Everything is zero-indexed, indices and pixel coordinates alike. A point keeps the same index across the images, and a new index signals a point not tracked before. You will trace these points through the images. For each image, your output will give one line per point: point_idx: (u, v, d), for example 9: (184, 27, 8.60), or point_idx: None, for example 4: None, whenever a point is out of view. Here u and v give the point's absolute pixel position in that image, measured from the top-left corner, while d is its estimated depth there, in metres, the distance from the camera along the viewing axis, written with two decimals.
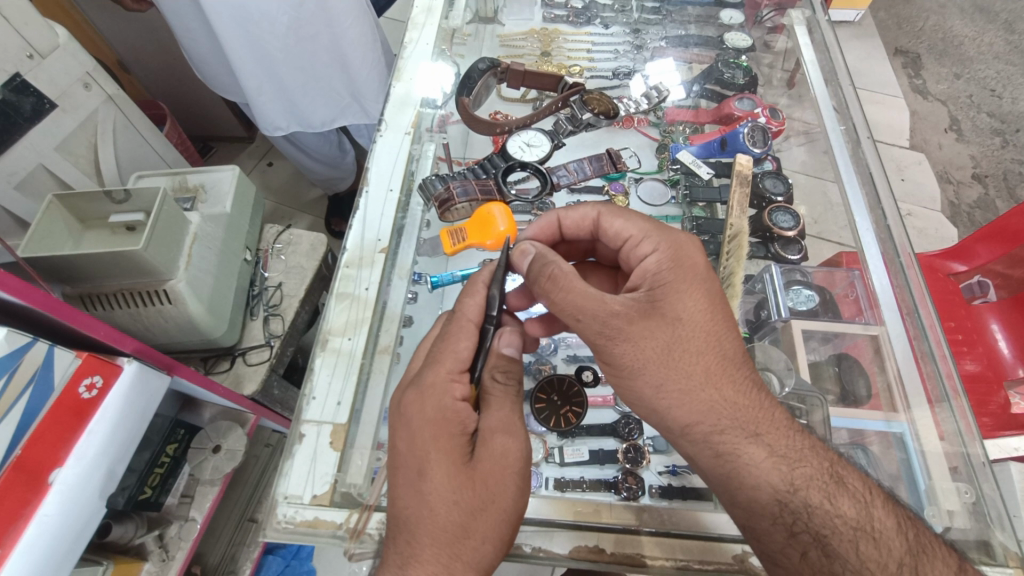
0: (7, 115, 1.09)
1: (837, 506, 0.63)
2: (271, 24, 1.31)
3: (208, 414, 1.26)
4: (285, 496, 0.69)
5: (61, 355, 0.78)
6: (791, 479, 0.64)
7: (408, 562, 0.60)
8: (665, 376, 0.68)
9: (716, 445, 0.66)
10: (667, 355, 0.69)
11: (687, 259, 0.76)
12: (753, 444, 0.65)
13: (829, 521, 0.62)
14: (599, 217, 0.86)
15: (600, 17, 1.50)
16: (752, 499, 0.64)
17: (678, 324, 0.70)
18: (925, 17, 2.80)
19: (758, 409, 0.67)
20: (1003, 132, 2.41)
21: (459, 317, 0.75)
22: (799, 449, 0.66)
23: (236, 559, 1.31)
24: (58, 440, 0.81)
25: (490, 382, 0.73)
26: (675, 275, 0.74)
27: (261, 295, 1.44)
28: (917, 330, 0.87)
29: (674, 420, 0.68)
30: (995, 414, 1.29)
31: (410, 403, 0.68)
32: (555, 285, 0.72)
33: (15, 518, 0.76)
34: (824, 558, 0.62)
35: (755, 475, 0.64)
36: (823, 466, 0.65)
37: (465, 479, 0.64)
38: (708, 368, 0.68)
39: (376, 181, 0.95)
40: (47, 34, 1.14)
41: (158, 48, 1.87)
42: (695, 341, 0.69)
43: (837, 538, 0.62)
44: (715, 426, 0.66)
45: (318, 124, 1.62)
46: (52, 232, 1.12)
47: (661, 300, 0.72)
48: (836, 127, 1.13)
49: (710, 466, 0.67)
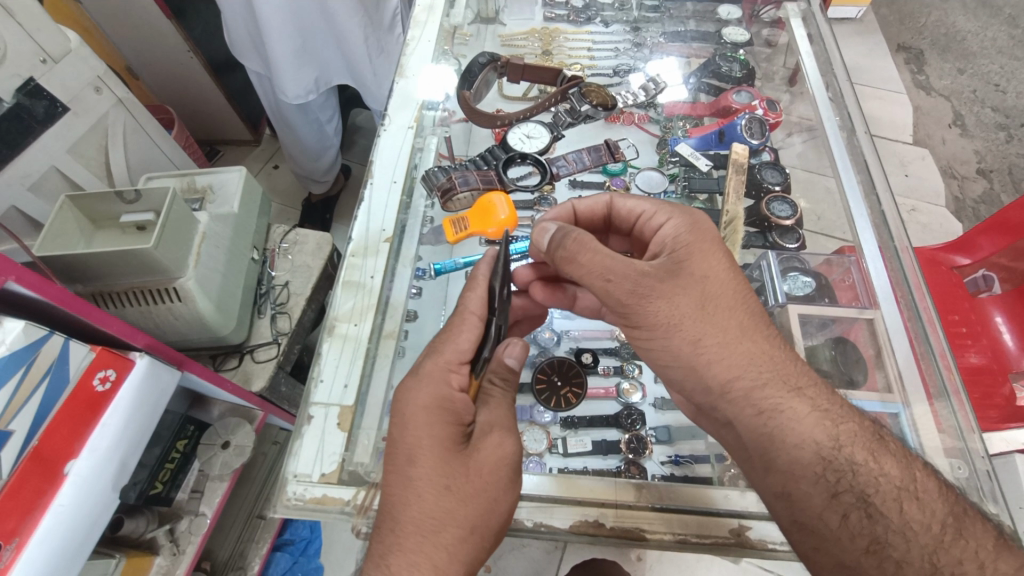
0: (21, 118, 1.12)
1: (881, 466, 0.62)
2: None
3: (217, 410, 1.28)
4: (295, 475, 0.71)
5: (76, 349, 0.81)
6: (836, 435, 0.64)
7: (392, 549, 0.61)
8: (701, 330, 0.69)
9: (757, 402, 0.66)
10: (700, 311, 0.70)
11: (702, 226, 0.78)
12: (795, 398, 0.66)
13: (873, 480, 0.62)
14: (611, 201, 0.89)
15: (600, 16, 1.52)
16: (794, 460, 0.64)
17: (705, 282, 0.72)
18: (928, 13, 2.80)
19: (792, 364, 0.69)
20: (1008, 126, 2.41)
21: (463, 310, 0.77)
22: (839, 406, 0.67)
23: (245, 555, 1.33)
24: (74, 432, 0.83)
25: (489, 386, 0.76)
26: (693, 237, 0.76)
27: (268, 294, 1.46)
28: (911, 312, 0.89)
29: (712, 378, 0.68)
30: (1000, 406, 1.29)
31: (409, 388, 0.70)
32: (581, 247, 0.74)
33: (32, 507, 0.78)
34: (866, 520, 0.61)
35: (798, 431, 0.64)
36: (862, 425, 0.65)
37: (460, 468, 0.66)
38: (740, 323, 0.70)
39: (381, 173, 0.97)
40: (60, 39, 1.17)
41: (166, 54, 1.91)
42: (724, 298, 0.71)
43: (880, 497, 0.61)
44: (756, 381, 0.67)
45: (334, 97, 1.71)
46: (65, 232, 1.15)
47: (685, 261, 0.74)
48: (831, 117, 1.15)
49: (751, 424, 0.66)
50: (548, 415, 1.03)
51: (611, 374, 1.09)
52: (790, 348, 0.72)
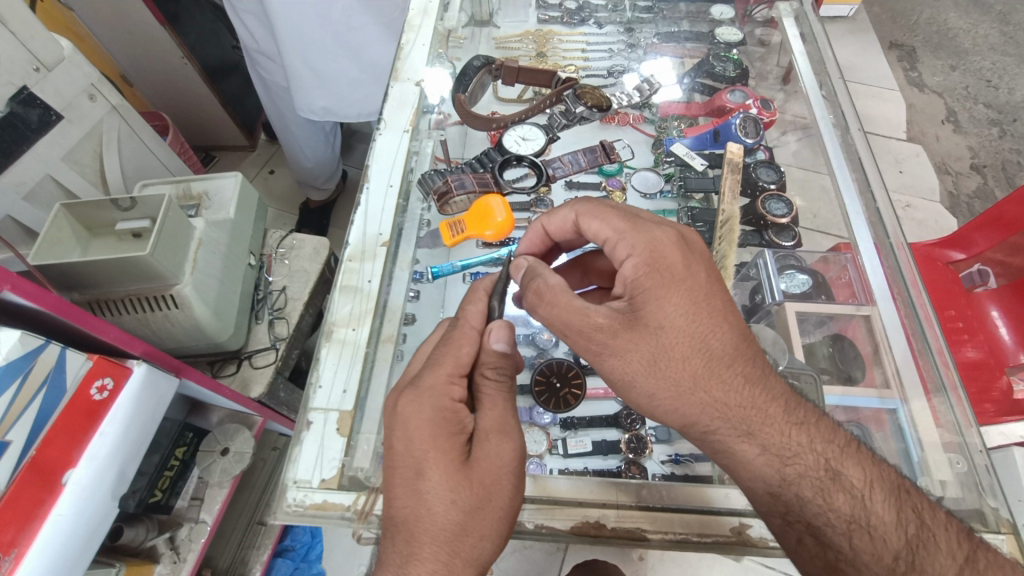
0: (15, 126, 1.12)
1: (831, 501, 0.63)
2: (341, 9, 1.42)
3: (216, 417, 1.27)
4: (295, 481, 0.71)
5: (73, 357, 0.80)
6: (784, 473, 0.65)
7: (407, 559, 0.62)
8: (653, 382, 0.70)
9: (712, 442, 0.69)
10: (652, 365, 0.70)
11: (662, 260, 0.73)
12: (745, 441, 0.66)
13: (823, 515, 0.63)
14: (576, 219, 0.85)
15: (593, 17, 1.53)
16: (748, 490, 0.68)
17: (660, 333, 0.70)
18: (920, 11, 2.82)
19: (750, 405, 0.67)
20: (1000, 122, 2.42)
21: (464, 324, 0.78)
22: (795, 443, 0.66)
23: (247, 562, 1.31)
24: (72, 441, 0.82)
25: (482, 380, 0.74)
26: (651, 280, 0.72)
27: (265, 299, 1.46)
28: (907, 308, 0.89)
29: (671, 419, 0.71)
30: (997, 400, 1.30)
31: (408, 401, 0.68)
32: (540, 299, 0.76)
33: (31, 517, 0.77)
34: (819, 545, 0.64)
35: (747, 469, 0.66)
36: (818, 460, 0.65)
37: (461, 479, 0.65)
38: (694, 372, 0.68)
39: (377, 177, 0.97)
40: (53, 47, 1.16)
41: (160, 60, 1.91)
42: (679, 347, 0.69)
43: (831, 529, 0.63)
44: (707, 427, 0.68)
45: (351, 108, 1.68)
46: (61, 240, 1.14)
47: (641, 310, 0.71)
48: (826, 116, 1.15)
49: (710, 457, 0.71)
50: (548, 417, 1.03)
51: None
52: (761, 376, 0.69)
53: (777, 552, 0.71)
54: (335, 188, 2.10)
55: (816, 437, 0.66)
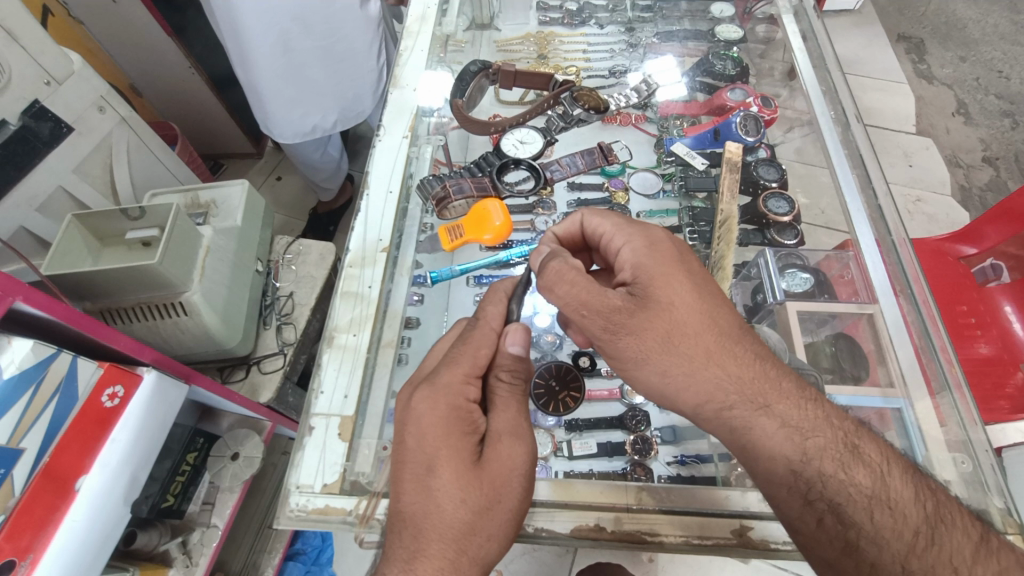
0: (27, 140, 1.14)
1: (852, 476, 0.63)
2: (278, 34, 1.44)
3: (226, 422, 1.29)
4: (297, 485, 0.72)
5: (84, 366, 0.82)
6: (805, 447, 0.64)
7: (414, 556, 0.62)
8: (669, 361, 0.68)
9: (729, 421, 0.67)
10: (666, 343, 0.68)
11: (660, 246, 0.76)
12: (763, 416, 0.65)
13: (844, 490, 0.62)
14: (582, 221, 0.86)
15: (594, 18, 1.53)
16: (768, 470, 0.66)
17: (671, 310, 0.69)
18: (928, 2, 2.78)
19: (762, 378, 0.67)
20: (1013, 113, 2.38)
21: (484, 323, 0.78)
22: (810, 417, 0.66)
23: (258, 564, 1.34)
24: (84, 448, 0.84)
25: (495, 382, 0.75)
26: (653, 261, 0.74)
27: (273, 305, 1.47)
28: (911, 307, 0.89)
29: (683, 402, 0.69)
30: (1011, 396, 1.28)
31: (423, 398, 0.69)
32: (558, 278, 0.73)
33: (45, 524, 0.79)
34: (839, 524, 0.62)
35: (767, 446, 0.65)
36: (835, 434, 0.65)
37: (472, 478, 0.65)
38: (708, 348, 0.68)
39: (377, 183, 0.98)
40: (63, 62, 1.19)
41: (167, 71, 1.94)
42: (691, 324, 0.69)
43: (852, 506, 0.62)
44: (724, 403, 0.67)
45: (300, 131, 1.70)
46: (72, 251, 1.17)
47: (651, 290, 0.71)
48: (825, 112, 1.15)
49: (726, 439, 0.69)
50: (551, 419, 1.03)
51: (614, 376, 1.09)
52: (770, 357, 0.70)
53: (778, 555, 0.71)
54: (338, 190, 2.11)
55: (832, 413, 0.67)
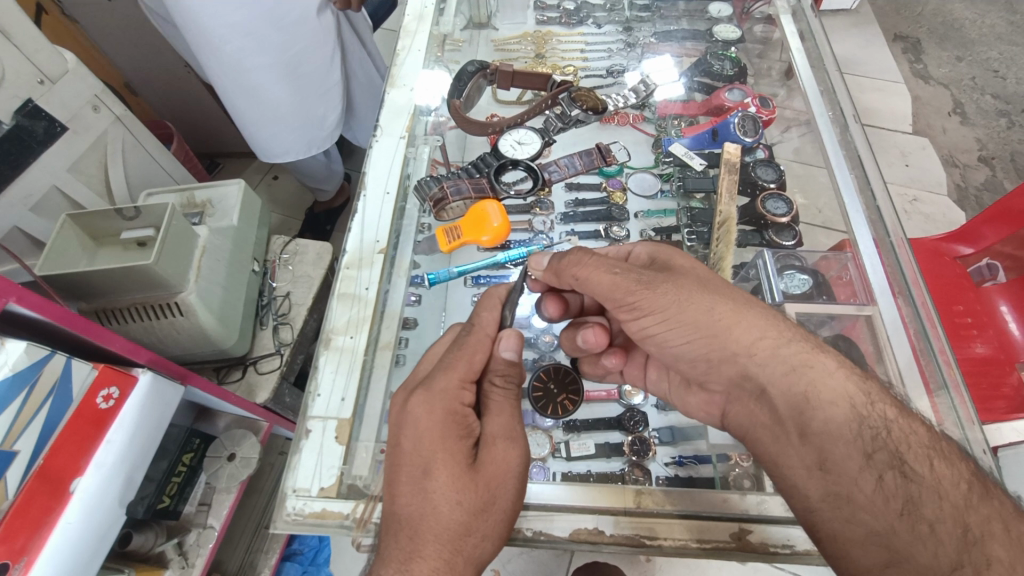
0: (21, 139, 1.13)
1: (910, 424, 0.63)
2: (233, 51, 1.33)
3: (223, 422, 1.29)
4: (294, 489, 0.71)
5: (79, 367, 0.81)
6: (867, 392, 0.65)
7: (410, 554, 0.61)
8: (714, 303, 0.72)
9: (787, 360, 0.68)
10: (703, 287, 0.74)
11: (664, 244, 0.88)
12: (823, 356, 0.68)
13: (905, 439, 0.61)
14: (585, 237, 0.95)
15: (592, 17, 1.52)
16: (830, 418, 0.64)
17: (694, 273, 0.77)
18: (925, 2, 2.79)
19: (809, 331, 0.72)
20: (1009, 113, 2.39)
21: (478, 329, 0.78)
22: (862, 368, 0.69)
23: (255, 565, 1.33)
24: (79, 450, 0.83)
25: (490, 387, 0.75)
26: (664, 249, 0.84)
27: (269, 305, 1.46)
28: (909, 309, 0.88)
29: (736, 345, 0.71)
30: (1008, 396, 1.29)
31: (418, 403, 0.69)
32: (582, 254, 0.79)
33: (39, 526, 0.78)
34: (901, 480, 0.60)
35: (830, 388, 0.65)
36: (884, 386, 0.67)
37: (468, 480, 0.65)
38: (742, 300, 0.74)
39: (374, 184, 0.97)
40: (57, 60, 1.18)
41: (163, 69, 1.92)
42: (720, 281, 0.77)
43: (913, 455, 0.61)
44: (780, 341, 0.69)
45: (268, 146, 1.61)
46: (67, 251, 1.16)
47: (670, 261, 0.81)
48: (824, 113, 1.15)
49: (784, 385, 0.67)
50: (549, 421, 1.02)
51: None
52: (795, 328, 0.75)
53: (778, 557, 0.70)
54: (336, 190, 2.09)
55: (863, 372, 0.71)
